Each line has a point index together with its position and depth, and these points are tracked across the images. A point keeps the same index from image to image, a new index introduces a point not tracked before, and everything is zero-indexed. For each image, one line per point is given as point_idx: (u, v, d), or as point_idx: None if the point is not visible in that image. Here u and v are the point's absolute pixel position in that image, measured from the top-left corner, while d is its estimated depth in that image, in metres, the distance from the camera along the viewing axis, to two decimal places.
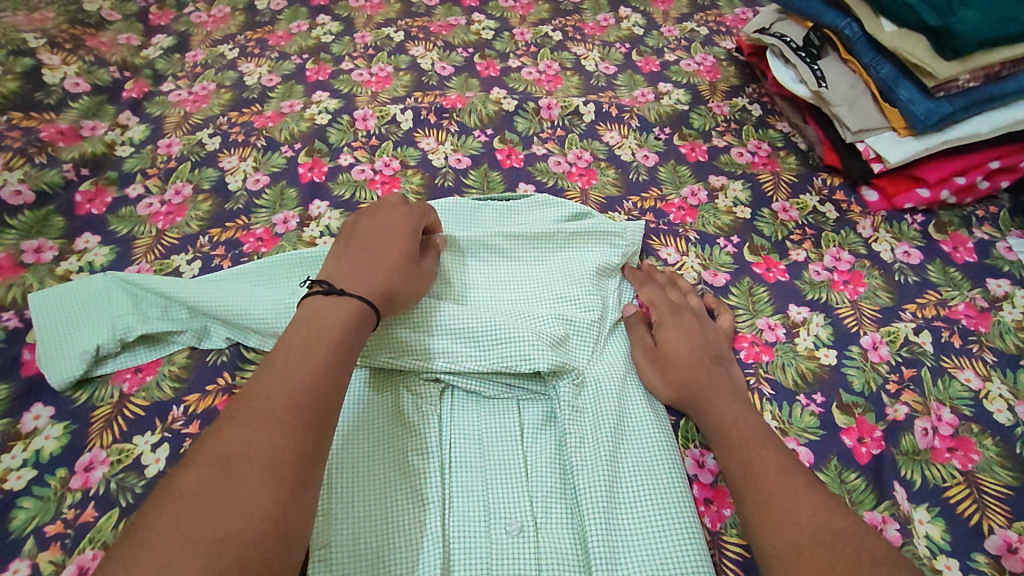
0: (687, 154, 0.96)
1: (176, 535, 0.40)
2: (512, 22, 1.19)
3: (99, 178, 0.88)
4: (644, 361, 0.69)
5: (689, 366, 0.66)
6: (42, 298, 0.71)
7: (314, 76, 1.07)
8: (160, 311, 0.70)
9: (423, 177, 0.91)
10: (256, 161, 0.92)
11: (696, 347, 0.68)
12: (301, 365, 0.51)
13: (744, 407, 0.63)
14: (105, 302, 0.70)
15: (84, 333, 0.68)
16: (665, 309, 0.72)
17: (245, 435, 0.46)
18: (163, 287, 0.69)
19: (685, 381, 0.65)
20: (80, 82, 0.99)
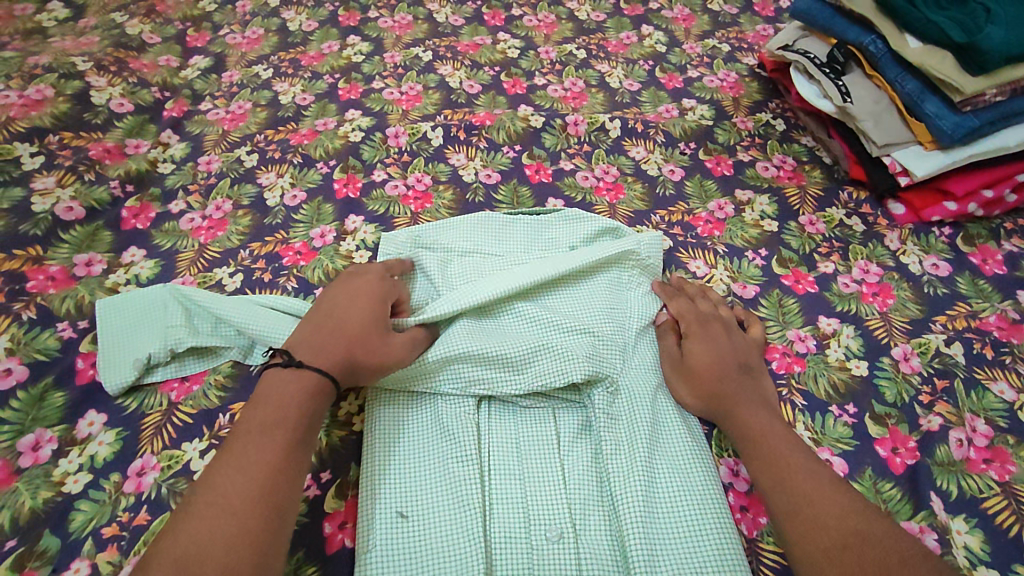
0: (713, 169, 0.98)
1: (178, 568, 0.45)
2: (537, 40, 1.22)
3: (143, 195, 0.91)
4: (672, 374, 0.70)
5: (716, 379, 0.67)
6: (108, 305, 0.75)
7: (346, 95, 1.10)
8: (211, 327, 0.72)
9: (454, 192, 0.94)
10: (293, 178, 0.95)
11: (723, 358, 0.68)
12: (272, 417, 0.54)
13: (774, 418, 0.64)
14: (160, 313, 0.74)
15: (139, 342, 0.72)
16: (694, 321, 0.72)
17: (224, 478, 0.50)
18: (215, 306, 0.72)
19: (713, 393, 0.66)
20: (125, 102, 1.03)
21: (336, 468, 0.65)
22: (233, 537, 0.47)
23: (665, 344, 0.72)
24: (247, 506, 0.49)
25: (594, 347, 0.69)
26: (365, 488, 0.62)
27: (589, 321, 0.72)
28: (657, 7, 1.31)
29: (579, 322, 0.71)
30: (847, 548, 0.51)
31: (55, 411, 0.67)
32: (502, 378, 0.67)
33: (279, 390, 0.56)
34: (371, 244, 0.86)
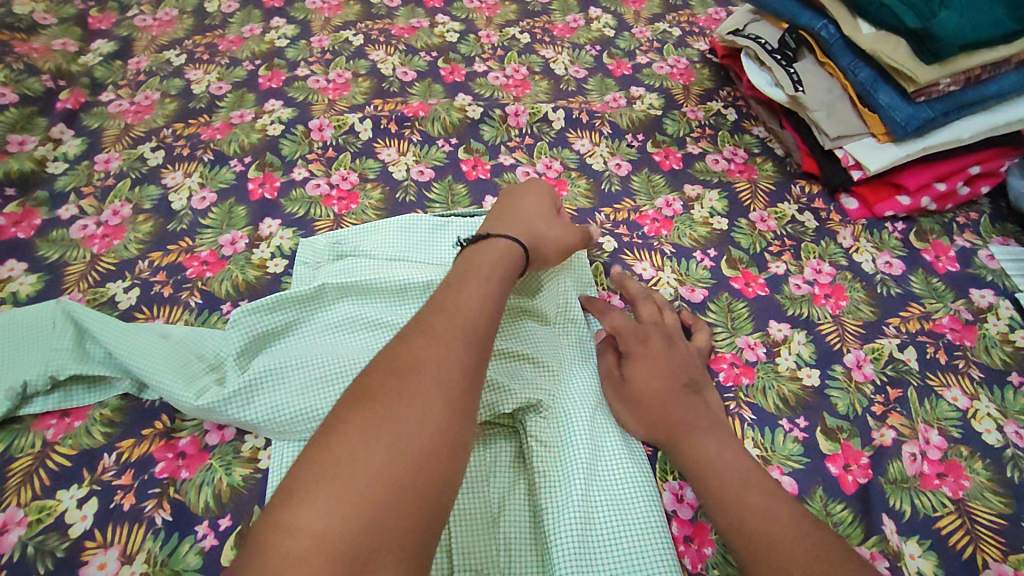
0: (661, 162, 0.92)
1: (368, 445, 0.42)
2: (478, 23, 1.14)
3: (27, 200, 0.81)
4: (613, 398, 0.64)
5: (660, 404, 0.61)
6: None
7: (267, 84, 1.00)
8: (104, 356, 0.63)
9: (383, 191, 0.86)
10: (202, 177, 0.86)
11: (662, 379, 0.62)
12: (451, 348, 0.49)
13: (728, 442, 0.58)
14: (48, 332, 0.65)
15: (17, 364, 0.63)
16: (630, 336, 0.66)
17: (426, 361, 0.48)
18: (117, 335, 0.63)
19: (658, 418, 0.61)
20: (7, 93, 0.91)
21: (237, 513, 0.57)
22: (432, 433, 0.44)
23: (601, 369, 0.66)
24: (438, 407, 0.46)
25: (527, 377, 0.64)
26: None
27: (514, 342, 0.67)
28: None
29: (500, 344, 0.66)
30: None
31: None
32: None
33: (470, 321, 0.52)
34: (287, 251, 0.78)
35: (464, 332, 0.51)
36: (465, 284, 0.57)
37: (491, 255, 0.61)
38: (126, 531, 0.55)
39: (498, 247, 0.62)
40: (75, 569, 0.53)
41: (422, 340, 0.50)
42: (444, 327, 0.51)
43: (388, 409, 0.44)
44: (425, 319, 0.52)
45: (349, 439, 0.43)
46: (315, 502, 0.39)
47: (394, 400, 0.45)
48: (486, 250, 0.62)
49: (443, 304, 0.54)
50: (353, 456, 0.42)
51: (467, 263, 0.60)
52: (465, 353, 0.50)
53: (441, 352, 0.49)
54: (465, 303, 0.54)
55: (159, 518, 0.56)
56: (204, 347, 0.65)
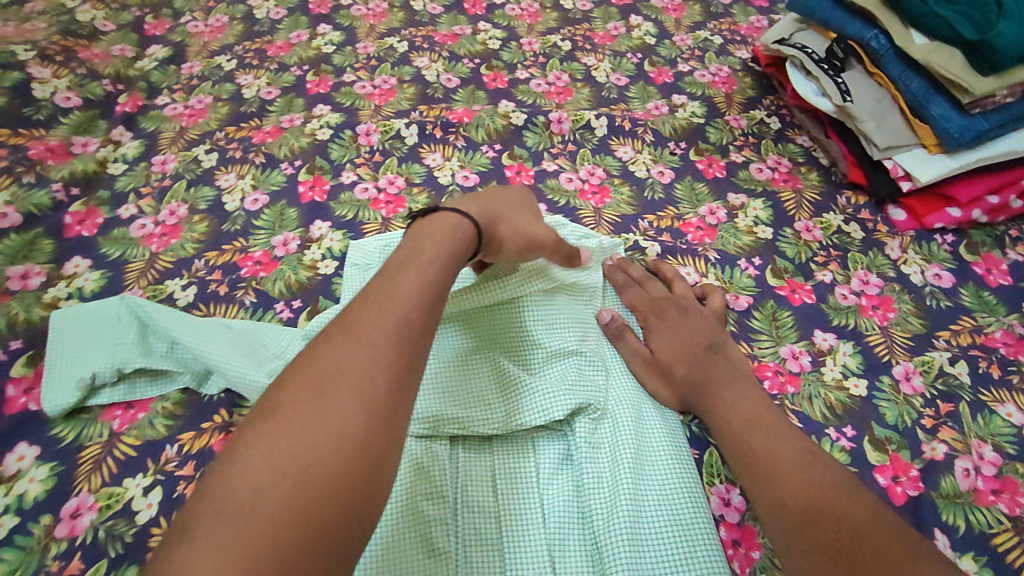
0: (704, 170, 0.93)
1: (272, 464, 0.36)
2: (520, 31, 1.16)
3: (90, 199, 0.84)
4: (642, 371, 0.68)
5: (685, 367, 0.67)
6: (68, 316, 0.69)
7: (315, 89, 1.03)
8: (167, 350, 0.66)
9: (429, 196, 0.87)
10: (255, 179, 0.88)
11: (684, 345, 0.68)
12: (376, 349, 0.42)
13: (744, 390, 0.65)
14: (114, 326, 0.68)
15: (87, 357, 0.66)
16: (648, 309, 0.72)
17: (354, 353, 0.41)
18: (177, 326, 0.66)
19: (682, 381, 0.66)
20: (71, 96, 0.94)
21: None
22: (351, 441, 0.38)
23: (622, 345, 0.70)
24: (363, 410, 0.39)
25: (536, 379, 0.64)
26: None
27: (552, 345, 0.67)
28: None
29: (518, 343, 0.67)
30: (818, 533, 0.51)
31: None
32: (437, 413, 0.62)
33: (403, 312, 0.45)
34: (337, 253, 0.80)
35: (395, 325, 0.44)
36: (398, 271, 0.48)
37: (441, 228, 0.53)
38: None
39: (448, 220, 0.54)
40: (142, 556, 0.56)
41: (349, 330, 0.43)
42: (372, 321, 0.43)
43: (293, 421, 0.38)
44: (356, 306, 0.45)
45: (246, 462, 0.36)
46: (210, 540, 0.33)
47: (299, 412, 0.38)
48: (433, 225, 0.53)
49: (375, 290, 0.46)
50: (250, 482, 0.35)
51: (416, 238, 0.52)
52: (396, 353, 0.43)
53: (367, 348, 0.42)
54: (399, 292, 0.46)
55: None
56: (259, 340, 0.67)
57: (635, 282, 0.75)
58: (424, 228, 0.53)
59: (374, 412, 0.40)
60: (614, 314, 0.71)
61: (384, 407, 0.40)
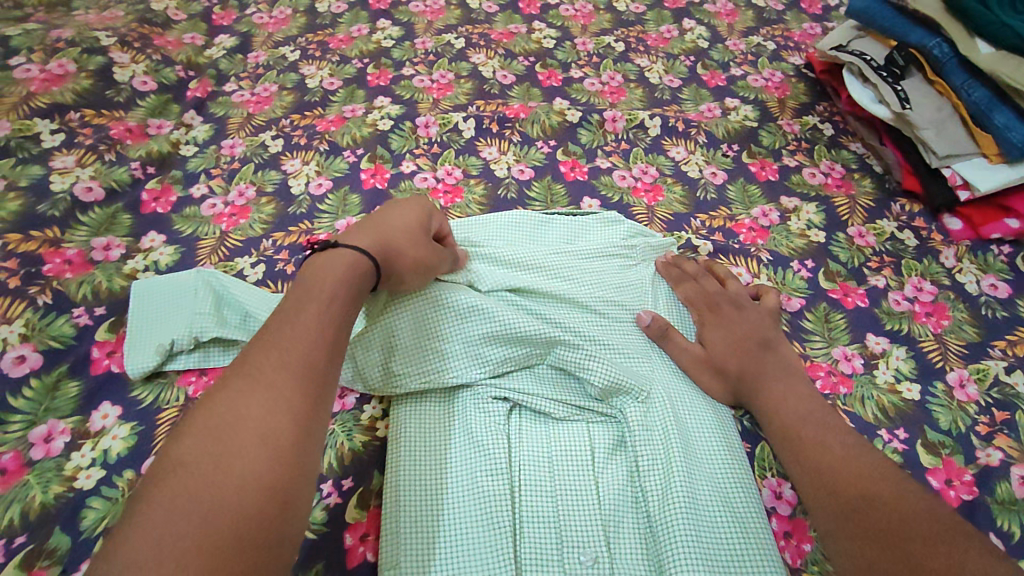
0: (757, 173, 0.94)
1: (177, 509, 0.36)
2: (574, 31, 1.18)
3: (164, 177, 0.88)
4: (691, 365, 0.69)
5: (737, 362, 0.68)
6: (146, 288, 0.73)
7: (375, 81, 1.06)
8: (239, 321, 0.70)
9: (486, 187, 0.90)
10: (319, 166, 0.91)
11: (737, 342, 0.69)
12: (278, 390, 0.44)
13: (796, 386, 0.66)
14: (191, 298, 0.72)
15: (165, 326, 0.69)
16: (703, 305, 0.74)
17: (255, 391, 0.43)
18: (249, 304, 0.70)
19: (735, 373, 0.68)
20: (148, 80, 0.98)
21: (359, 475, 0.62)
22: (260, 475, 0.39)
23: (670, 344, 0.70)
24: (270, 445, 0.41)
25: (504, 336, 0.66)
26: (389, 500, 0.59)
27: (595, 334, 0.70)
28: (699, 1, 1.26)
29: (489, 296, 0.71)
30: (867, 523, 0.52)
31: (69, 402, 0.65)
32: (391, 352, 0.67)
33: (303, 353, 0.47)
34: None
35: (296, 367, 0.46)
36: (291, 318, 0.49)
37: (338, 266, 0.54)
38: None
39: (344, 259, 0.55)
40: None
41: (249, 374, 0.44)
42: (271, 364, 0.45)
43: (196, 472, 0.38)
44: (249, 355, 0.46)
45: (149, 516, 0.36)
46: None
47: (202, 457, 0.39)
48: (327, 264, 0.54)
49: (271, 336, 0.48)
50: (157, 536, 0.35)
51: (308, 279, 0.53)
52: (297, 394, 0.44)
53: (266, 392, 0.43)
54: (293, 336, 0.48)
55: None
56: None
57: (689, 277, 0.77)
58: (319, 266, 0.54)
59: (281, 444, 0.41)
60: (654, 316, 0.72)
61: (291, 438, 0.42)
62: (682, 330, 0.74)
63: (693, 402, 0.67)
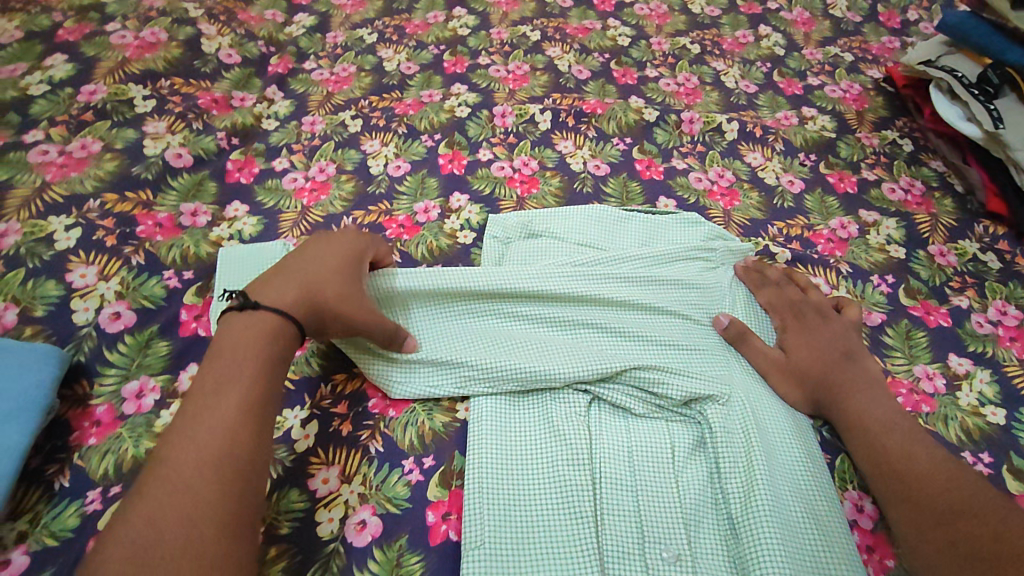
0: (835, 184, 0.93)
1: None
2: (649, 30, 1.17)
3: (247, 149, 0.89)
4: (770, 371, 0.68)
5: (820, 369, 0.67)
6: (234, 256, 0.74)
7: (452, 68, 1.06)
8: None
9: (562, 180, 0.90)
10: (398, 148, 0.92)
11: (821, 350, 0.69)
12: (195, 485, 0.44)
13: (882, 398, 0.65)
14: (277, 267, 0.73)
15: None
16: (787, 312, 0.73)
17: (182, 467, 0.45)
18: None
19: (817, 381, 0.67)
20: (232, 54, 0.99)
21: (439, 454, 0.63)
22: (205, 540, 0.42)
23: (748, 347, 0.70)
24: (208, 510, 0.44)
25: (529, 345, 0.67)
26: (472, 479, 0.60)
27: (675, 333, 0.70)
28: (775, 8, 1.24)
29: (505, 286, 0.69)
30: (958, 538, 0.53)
31: (159, 360, 0.67)
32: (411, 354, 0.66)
33: (228, 416, 0.49)
34: (475, 225, 0.83)
35: (212, 458, 0.46)
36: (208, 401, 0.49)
37: (258, 336, 0.54)
38: (345, 454, 0.62)
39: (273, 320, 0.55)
40: (304, 479, 0.60)
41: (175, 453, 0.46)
42: (198, 443, 0.46)
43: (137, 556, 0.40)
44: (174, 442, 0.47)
45: None
46: None
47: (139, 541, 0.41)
48: (245, 335, 0.53)
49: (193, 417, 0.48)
50: None
51: (220, 355, 0.52)
52: (228, 465, 0.46)
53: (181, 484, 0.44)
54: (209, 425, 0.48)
55: (373, 447, 0.63)
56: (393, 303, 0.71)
57: (772, 283, 0.76)
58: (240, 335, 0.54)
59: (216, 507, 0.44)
60: (733, 319, 0.71)
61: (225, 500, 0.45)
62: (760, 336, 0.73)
63: (772, 409, 0.66)
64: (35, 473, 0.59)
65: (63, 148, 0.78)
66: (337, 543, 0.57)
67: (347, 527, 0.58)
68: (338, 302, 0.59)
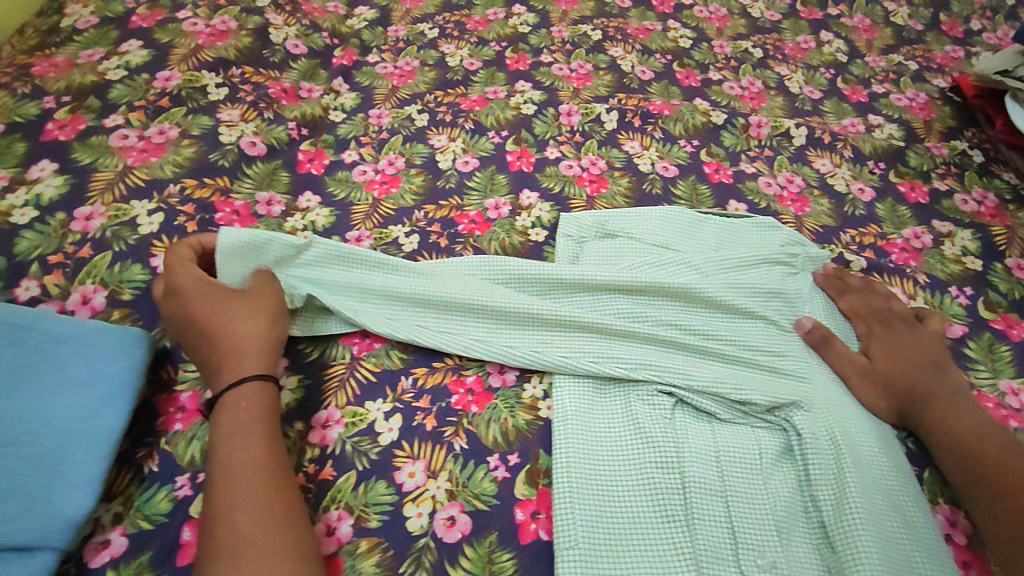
0: (906, 194, 0.91)
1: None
2: (710, 33, 1.16)
3: (317, 140, 0.89)
4: (855, 375, 0.67)
5: (907, 378, 0.66)
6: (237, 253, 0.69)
7: (515, 65, 1.05)
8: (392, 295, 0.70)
9: (631, 181, 0.89)
10: (465, 143, 0.91)
11: (906, 359, 0.68)
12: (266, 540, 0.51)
13: (972, 407, 0.64)
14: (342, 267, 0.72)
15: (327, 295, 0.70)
16: (872, 318, 0.72)
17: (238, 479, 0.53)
18: (396, 281, 0.71)
19: (903, 385, 0.66)
20: (299, 44, 0.99)
21: (523, 452, 0.63)
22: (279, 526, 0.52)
23: (832, 351, 0.69)
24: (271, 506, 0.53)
25: (608, 344, 0.68)
26: (561, 479, 0.60)
27: (758, 337, 0.70)
28: (836, 14, 1.23)
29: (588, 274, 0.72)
30: None
31: None
32: (498, 342, 0.68)
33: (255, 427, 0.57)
34: (547, 223, 0.83)
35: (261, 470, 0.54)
36: (233, 495, 0.52)
37: (251, 407, 0.58)
38: (429, 449, 0.62)
39: (240, 392, 0.58)
40: (391, 473, 0.60)
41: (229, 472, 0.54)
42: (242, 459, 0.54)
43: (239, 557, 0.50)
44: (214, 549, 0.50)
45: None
46: None
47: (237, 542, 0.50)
48: (235, 412, 0.57)
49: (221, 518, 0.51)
50: None
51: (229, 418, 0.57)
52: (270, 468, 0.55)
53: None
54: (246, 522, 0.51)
55: (457, 444, 0.63)
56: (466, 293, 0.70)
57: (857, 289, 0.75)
58: (221, 417, 0.57)
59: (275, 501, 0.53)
60: (817, 323, 0.71)
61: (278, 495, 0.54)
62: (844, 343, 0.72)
63: (858, 416, 0.65)
64: (125, 456, 0.59)
65: (142, 133, 0.78)
66: (427, 538, 0.56)
67: (436, 522, 0.57)
68: (222, 348, 0.61)
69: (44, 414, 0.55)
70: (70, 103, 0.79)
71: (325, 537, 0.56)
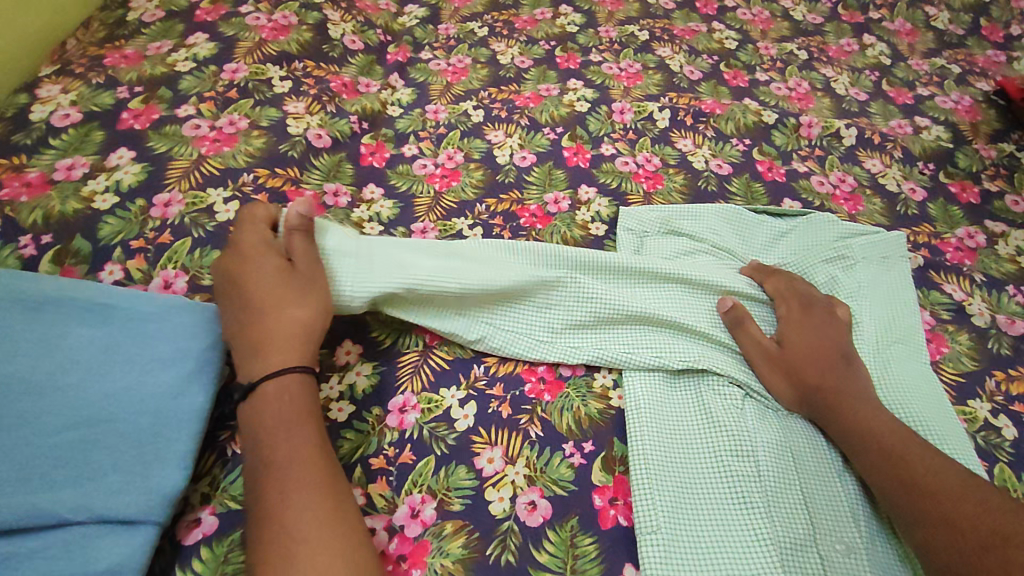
0: (958, 194, 0.92)
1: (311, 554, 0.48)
2: (754, 35, 1.17)
3: (377, 134, 0.90)
4: (756, 357, 0.67)
5: (817, 374, 0.64)
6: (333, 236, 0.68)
7: (565, 64, 1.06)
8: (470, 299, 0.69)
9: (686, 178, 0.90)
10: (522, 139, 0.93)
11: (820, 353, 0.66)
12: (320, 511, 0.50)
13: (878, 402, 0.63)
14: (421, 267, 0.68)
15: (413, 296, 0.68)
16: (793, 304, 0.71)
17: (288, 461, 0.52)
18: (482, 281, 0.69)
19: (813, 385, 0.64)
20: (356, 40, 1.00)
21: (597, 441, 0.64)
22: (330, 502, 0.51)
23: (743, 332, 0.69)
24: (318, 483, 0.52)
25: (673, 339, 0.69)
26: (637, 466, 0.61)
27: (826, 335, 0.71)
28: (878, 18, 1.24)
29: (648, 269, 0.73)
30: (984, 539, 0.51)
31: None
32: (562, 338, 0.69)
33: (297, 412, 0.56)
34: (606, 218, 0.84)
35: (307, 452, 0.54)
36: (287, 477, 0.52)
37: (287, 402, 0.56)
38: (506, 436, 0.63)
39: (275, 387, 0.56)
40: (470, 458, 0.61)
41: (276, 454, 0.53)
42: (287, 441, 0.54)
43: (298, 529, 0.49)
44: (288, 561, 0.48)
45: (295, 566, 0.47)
46: None
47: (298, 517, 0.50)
48: (277, 404, 0.56)
49: (277, 523, 0.49)
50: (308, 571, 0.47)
51: (273, 415, 0.55)
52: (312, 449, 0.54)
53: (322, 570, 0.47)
54: (295, 509, 0.50)
55: (533, 432, 0.63)
56: (521, 277, 0.69)
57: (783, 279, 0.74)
58: (257, 408, 0.56)
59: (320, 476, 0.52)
60: (736, 303, 0.70)
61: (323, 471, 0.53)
62: (909, 339, 0.73)
63: (920, 408, 0.67)
64: (210, 439, 0.60)
65: (214, 124, 0.80)
66: (511, 522, 0.58)
67: (519, 507, 0.58)
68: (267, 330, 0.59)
69: (137, 392, 0.56)
70: (142, 94, 0.81)
71: (409, 520, 0.57)
